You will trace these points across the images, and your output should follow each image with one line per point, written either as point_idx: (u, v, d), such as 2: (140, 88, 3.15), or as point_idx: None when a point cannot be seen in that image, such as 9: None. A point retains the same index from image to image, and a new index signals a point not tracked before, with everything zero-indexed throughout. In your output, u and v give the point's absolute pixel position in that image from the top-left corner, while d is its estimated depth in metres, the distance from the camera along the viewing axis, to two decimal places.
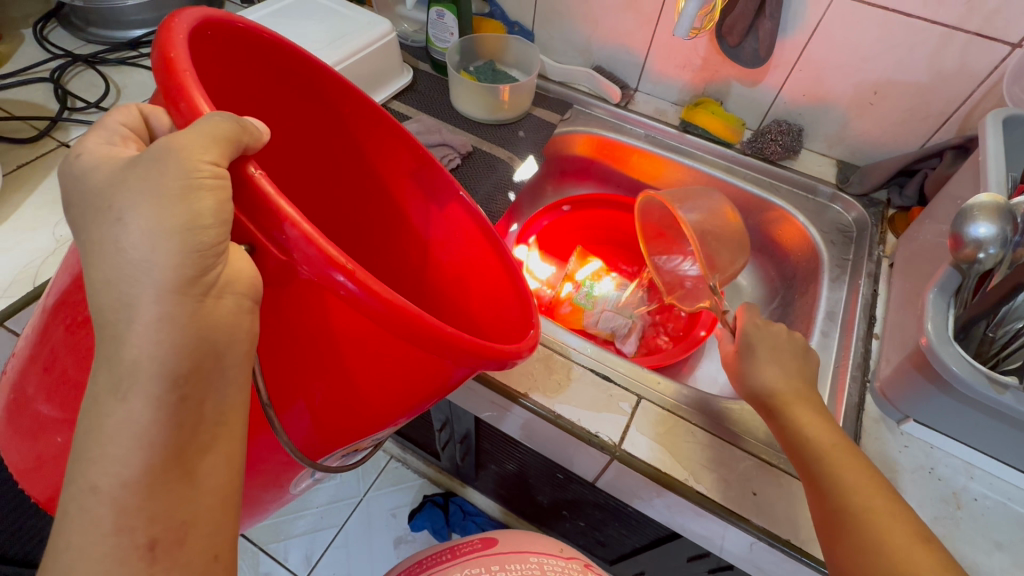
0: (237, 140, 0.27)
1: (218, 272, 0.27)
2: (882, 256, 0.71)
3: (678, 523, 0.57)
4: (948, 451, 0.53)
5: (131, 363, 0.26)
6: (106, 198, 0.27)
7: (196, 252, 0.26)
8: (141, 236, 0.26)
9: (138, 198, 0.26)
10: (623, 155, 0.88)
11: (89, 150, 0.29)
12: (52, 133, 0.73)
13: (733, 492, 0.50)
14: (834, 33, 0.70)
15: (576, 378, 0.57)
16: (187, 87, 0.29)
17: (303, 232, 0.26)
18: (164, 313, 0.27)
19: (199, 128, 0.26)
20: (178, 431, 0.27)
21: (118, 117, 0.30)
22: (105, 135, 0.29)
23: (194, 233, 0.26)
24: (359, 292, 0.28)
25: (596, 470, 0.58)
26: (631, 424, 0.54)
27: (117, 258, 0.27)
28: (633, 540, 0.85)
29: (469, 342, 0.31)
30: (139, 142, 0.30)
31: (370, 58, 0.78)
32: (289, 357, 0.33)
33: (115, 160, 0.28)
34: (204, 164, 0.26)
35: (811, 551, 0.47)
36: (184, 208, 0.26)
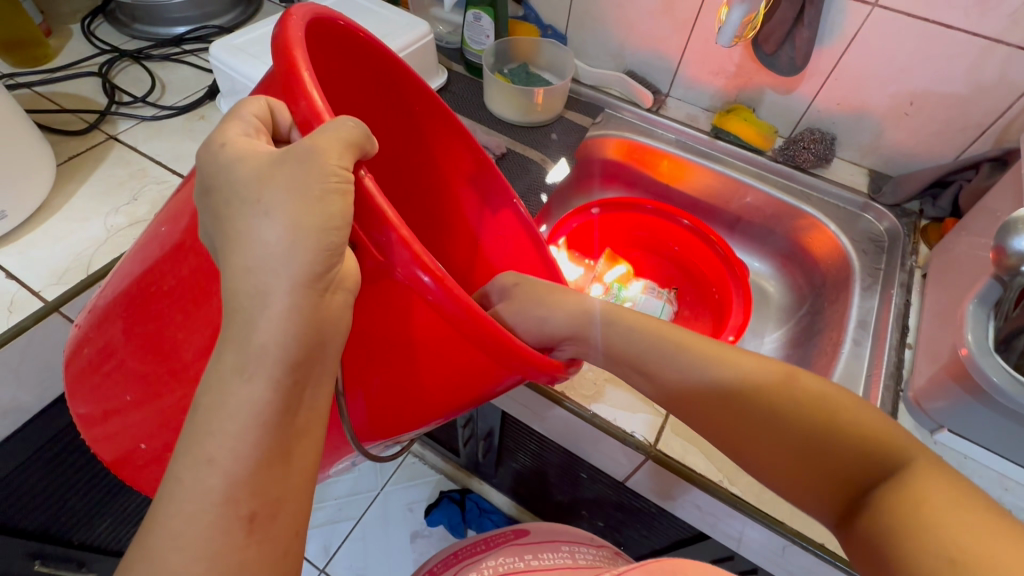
0: (362, 147, 0.29)
1: (337, 271, 0.28)
2: (914, 267, 0.71)
3: (707, 523, 0.57)
4: (982, 462, 0.53)
5: (262, 348, 0.28)
6: (255, 192, 0.28)
7: (326, 251, 0.28)
8: (275, 225, 0.27)
9: (285, 198, 0.28)
10: (653, 160, 0.89)
11: (230, 141, 0.30)
12: (101, 125, 0.76)
13: (769, 496, 0.50)
14: (873, 43, 0.71)
15: (611, 379, 0.58)
16: (305, 85, 0.29)
17: (402, 236, 0.28)
18: (293, 304, 0.28)
19: (331, 133, 0.28)
20: (287, 413, 0.28)
21: (251, 108, 0.31)
22: (242, 126, 0.30)
23: (329, 233, 0.27)
24: (444, 299, 0.29)
25: (627, 469, 0.59)
26: (666, 425, 0.55)
27: (241, 248, 0.28)
28: (654, 541, 0.86)
29: (532, 353, 0.33)
30: (268, 134, 0.31)
31: (408, 58, 0.80)
32: (362, 352, 0.35)
33: (258, 154, 0.29)
34: (337, 170, 0.27)
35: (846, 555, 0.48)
36: (321, 210, 0.27)
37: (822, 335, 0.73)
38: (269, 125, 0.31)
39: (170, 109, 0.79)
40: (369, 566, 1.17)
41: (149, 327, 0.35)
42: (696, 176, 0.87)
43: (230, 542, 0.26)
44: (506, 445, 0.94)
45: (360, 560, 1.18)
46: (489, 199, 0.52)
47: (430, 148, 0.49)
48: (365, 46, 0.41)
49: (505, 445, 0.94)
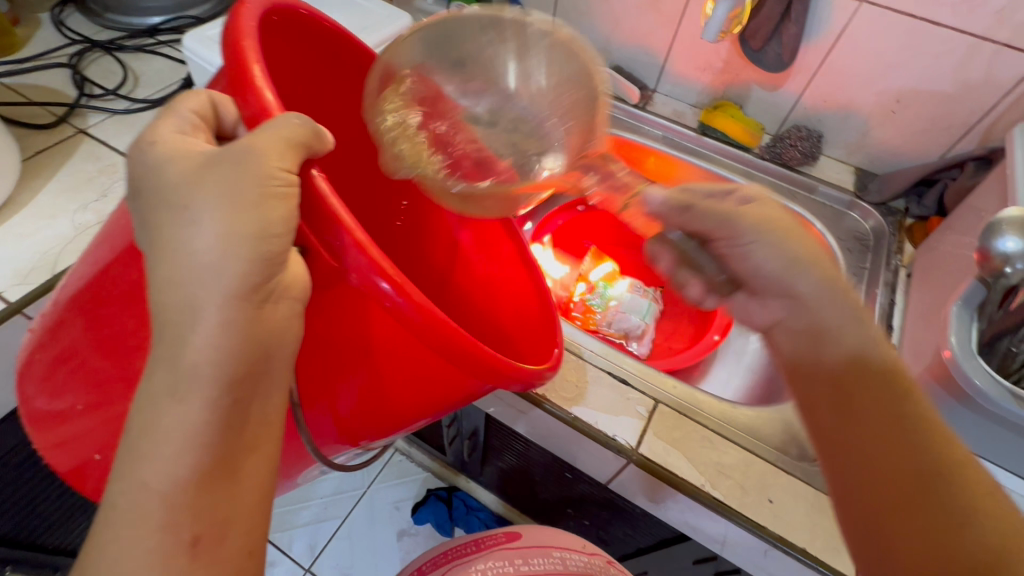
0: (309, 147, 0.28)
1: (278, 280, 0.28)
2: (899, 266, 0.70)
3: (690, 524, 0.57)
4: None
5: (192, 368, 0.27)
6: (180, 196, 0.27)
7: (264, 260, 0.27)
8: (205, 235, 0.26)
9: (213, 201, 0.26)
10: (640, 156, 0.87)
11: (163, 139, 0.28)
12: (70, 119, 0.73)
13: (751, 500, 0.50)
14: (860, 40, 0.70)
15: (592, 381, 0.57)
16: (255, 80, 0.29)
17: (356, 239, 0.28)
18: (226, 319, 0.27)
19: (274, 130, 0.27)
20: (227, 430, 0.28)
21: (189, 103, 0.29)
22: (177, 123, 0.29)
23: (264, 241, 0.26)
24: (403, 305, 0.28)
25: (610, 471, 0.58)
26: (648, 428, 0.54)
27: (171, 261, 0.27)
28: (638, 540, 0.85)
29: (500, 360, 0.32)
30: (208, 132, 0.30)
31: (390, 51, 0.78)
32: (324, 356, 0.35)
33: (190, 154, 0.28)
34: (279, 172, 0.26)
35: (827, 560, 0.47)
36: (257, 216, 0.26)
37: None
38: (210, 121, 0.30)
39: (142, 103, 0.77)
40: (355, 565, 1.16)
41: (103, 337, 0.34)
42: (681, 173, 0.85)
43: (170, 563, 0.26)
44: (492, 445, 0.93)
45: (346, 559, 1.17)
46: (471, 199, 0.49)
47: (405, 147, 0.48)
48: (331, 36, 0.39)
49: (491, 444, 0.93)
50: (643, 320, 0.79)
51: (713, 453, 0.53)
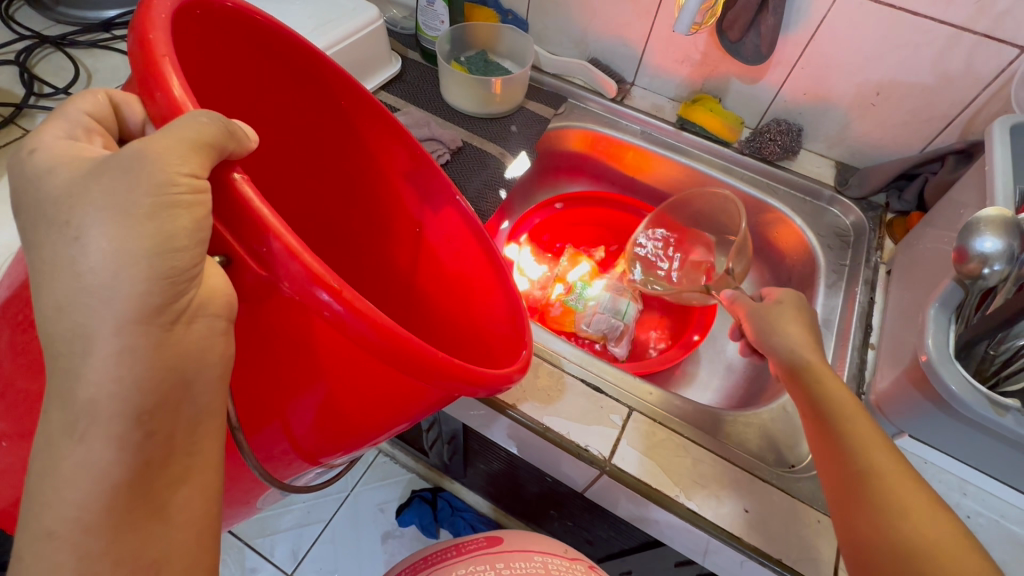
0: (221, 146, 0.26)
1: (189, 299, 0.26)
2: (879, 263, 0.69)
3: (662, 533, 0.55)
4: (942, 467, 0.52)
5: (88, 403, 0.25)
6: (65, 211, 0.26)
7: (168, 278, 0.25)
8: (105, 257, 0.25)
9: (102, 212, 0.25)
10: (618, 152, 0.85)
11: (45, 146, 0.27)
12: (17, 120, 0.69)
13: (726, 510, 0.49)
14: (838, 32, 0.68)
15: (567, 389, 0.55)
16: (164, 75, 0.26)
17: (287, 245, 0.25)
18: (125, 346, 0.26)
19: (175, 130, 0.25)
20: (145, 468, 0.27)
21: (82, 105, 0.28)
22: (66, 127, 0.28)
23: (167, 256, 0.25)
24: (346, 314, 0.26)
25: (584, 480, 0.57)
26: (622, 437, 0.52)
27: (78, 292, 0.25)
28: (620, 542, 0.84)
29: (458, 368, 0.29)
30: (106, 135, 0.29)
31: (356, 46, 0.75)
32: (265, 372, 0.32)
33: (78, 160, 0.26)
34: (181, 177, 0.25)
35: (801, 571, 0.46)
36: (157, 228, 0.25)
37: None
38: (109, 123, 0.29)
39: None
40: (339, 568, 1.15)
41: (20, 363, 0.31)
42: (663, 169, 0.84)
43: None
44: (470, 446, 0.91)
45: (329, 563, 1.15)
46: (430, 198, 0.46)
47: (362, 143, 0.45)
48: (263, 30, 0.36)
49: (470, 446, 0.90)
50: (622, 320, 0.76)
51: (691, 462, 0.51)
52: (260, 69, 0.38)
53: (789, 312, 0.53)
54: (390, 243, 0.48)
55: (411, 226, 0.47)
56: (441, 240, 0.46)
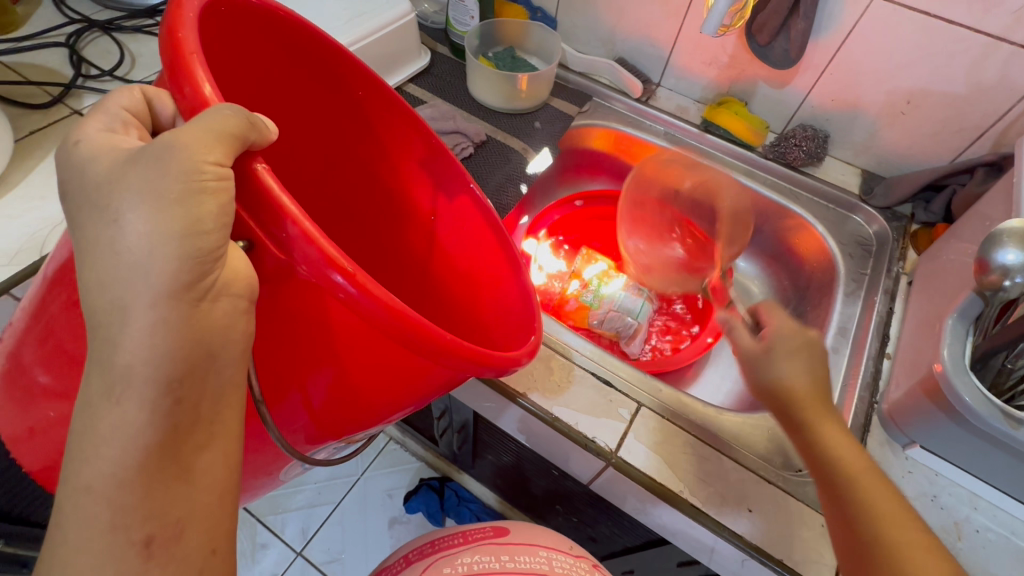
0: (244, 137, 0.28)
1: (214, 277, 0.28)
2: (900, 273, 0.69)
3: (666, 530, 0.56)
4: (953, 480, 0.51)
5: (125, 368, 0.27)
6: (105, 198, 0.28)
7: (194, 257, 0.27)
8: (143, 234, 0.27)
9: (137, 197, 0.27)
10: (640, 152, 0.86)
11: (88, 138, 0.29)
12: (65, 100, 0.73)
13: (729, 507, 0.49)
14: (870, 38, 0.67)
15: (576, 381, 0.56)
16: (193, 71, 0.28)
17: (304, 231, 0.26)
18: (158, 318, 0.27)
19: (203, 123, 0.26)
20: (172, 432, 0.29)
21: (121, 100, 0.30)
22: (106, 120, 0.30)
23: (194, 238, 0.27)
24: (359, 296, 0.27)
25: (590, 473, 0.57)
26: (629, 431, 0.53)
27: (119, 266, 0.27)
28: (624, 540, 0.85)
29: (468, 349, 0.31)
30: (142, 128, 0.31)
31: (387, 38, 0.76)
32: (285, 350, 0.34)
33: (115, 150, 0.28)
34: (207, 165, 0.26)
35: (803, 572, 0.47)
36: (185, 212, 0.26)
37: None
38: (144, 117, 0.31)
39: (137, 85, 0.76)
40: (346, 550, 1.17)
41: (66, 324, 0.34)
42: None
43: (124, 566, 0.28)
44: (480, 437, 0.93)
45: (337, 544, 1.18)
46: (444, 185, 0.47)
47: (377, 137, 0.47)
48: (283, 25, 0.38)
49: (481, 437, 0.92)
50: (635, 320, 0.78)
51: (695, 460, 0.52)
52: (281, 63, 0.40)
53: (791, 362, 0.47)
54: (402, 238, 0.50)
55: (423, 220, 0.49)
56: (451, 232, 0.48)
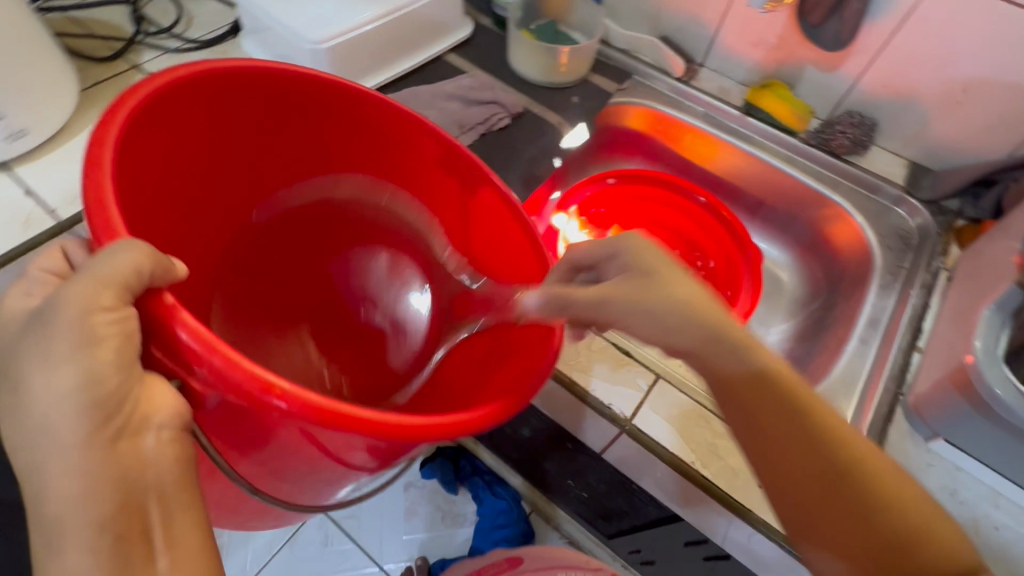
0: (140, 275, 0.31)
1: (129, 417, 0.32)
2: (941, 269, 0.67)
3: (675, 501, 0.57)
4: (976, 476, 0.50)
5: (54, 518, 0.30)
6: (10, 369, 0.31)
7: (99, 403, 0.31)
8: (57, 396, 0.30)
9: (38, 366, 0.30)
10: (678, 134, 0.85)
11: (10, 307, 0.34)
12: (126, 55, 0.76)
13: (738, 482, 0.50)
14: (929, 21, 0.65)
15: (596, 350, 0.57)
16: (107, 211, 0.33)
17: (223, 359, 0.31)
18: (80, 466, 0.31)
19: (90, 276, 0.30)
20: (119, 543, 0.31)
21: (41, 263, 0.35)
22: (27, 286, 0.34)
23: (95, 387, 0.30)
24: (290, 406, 0.31)
25: (604, 441, 0.58)
26: (646, 401, 0.54)
27: (38, 430, 0.31)
28: (634, 518, 0.86)
29: (413, 428, 0.34)
30: (61, 281, 0.35)
31: (432, 6, 0.77)
32: (244, 436, 0.38)
33: (21, 315, 0.33)
34: (102, 310, 0.30)
35: None
36: (85, 366, 0.30)
37: (829, 331, 0.70)
38: (62, 269, 0.35)
39: (193, 44, 0.79)
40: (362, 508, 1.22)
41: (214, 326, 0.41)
42: (722, 154, 0.83)
43: None
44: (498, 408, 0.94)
45: None
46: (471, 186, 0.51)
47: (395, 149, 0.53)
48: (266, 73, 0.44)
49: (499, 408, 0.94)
50: None
51: (708, 434, 0.52)
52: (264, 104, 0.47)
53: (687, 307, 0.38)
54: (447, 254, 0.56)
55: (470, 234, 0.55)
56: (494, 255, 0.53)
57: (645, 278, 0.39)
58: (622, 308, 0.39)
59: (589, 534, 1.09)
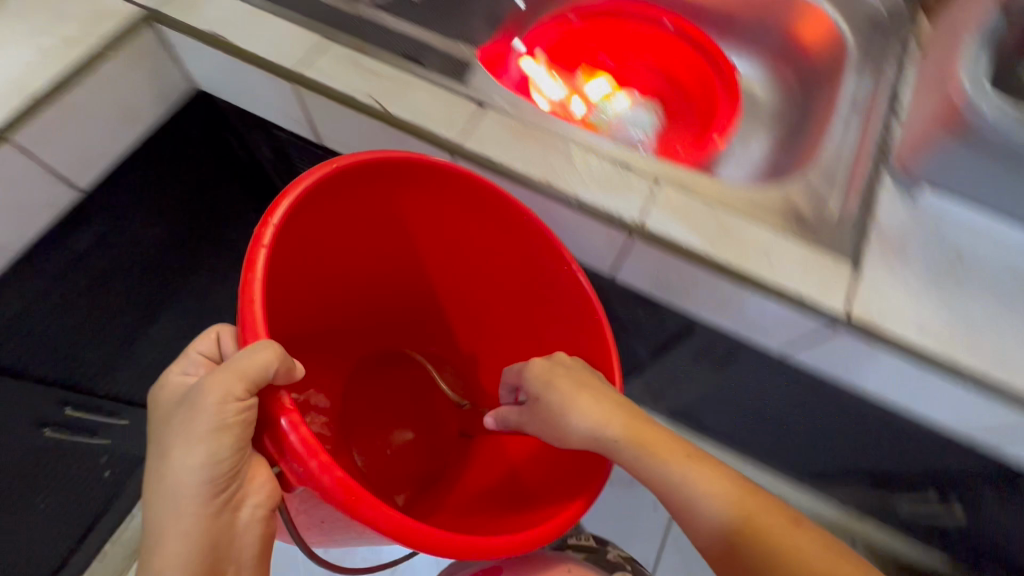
0: (261, 375, 0.44)
1: (234, 488, 0.45)
2: (910, 37, 0.67)
3: (692, 300, 0.60)
4: (953, 215, 0.55)
5: (161, 563, 0.43)
6: (162, 433, 0.45)
7: (218, 471, 0.44)
8: (188, 464, 0.43)
9: (181, 440, 0.44)
10: None
11: (175, 378, 0.50)
12: None
13: (748, 257, 0.53)
14: None
15: (596, 166, 0.57)
16: (255, 324, 0.47)
17: (322, 461, 0.43)
18: (186, 527, 0.44)
19: (230, 368, 0.44)
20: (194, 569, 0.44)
21: (202, 347, 0.51)
22: (190, 363, 0.50)
23: (217, 462, 0.44)
24: (365, 518, 0.43)
25: (617, 258, 0.60)
26: (652, 204, 0.55)
27: (165, 482, 0.44)
28: (644, 351, 0.93)
29: (477, 552, 0.47)
30: (208, 364, 0.51)
31: None
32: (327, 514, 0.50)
33: (179, 393, 0.48)
34: (234, 398, 0.44)
35: (821, 301, 0.50)
36: (214, 442, 0.44)
37: (808, 128, 0.72)
38: (214, 353, 0.51)
39: None
40: None
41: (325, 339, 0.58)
42: None
43: None
44: None
45: None
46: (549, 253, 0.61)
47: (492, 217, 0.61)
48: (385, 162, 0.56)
49: None
50: (643, 130, 0.77)
51: (709, 218, 0.54)
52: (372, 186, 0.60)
53: (602, 407, 0.54)
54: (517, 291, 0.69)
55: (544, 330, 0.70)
56: (558, 311, 0.66)
57: (558, 373, 0.57)
58: (573, 415, 0.54)
59: None
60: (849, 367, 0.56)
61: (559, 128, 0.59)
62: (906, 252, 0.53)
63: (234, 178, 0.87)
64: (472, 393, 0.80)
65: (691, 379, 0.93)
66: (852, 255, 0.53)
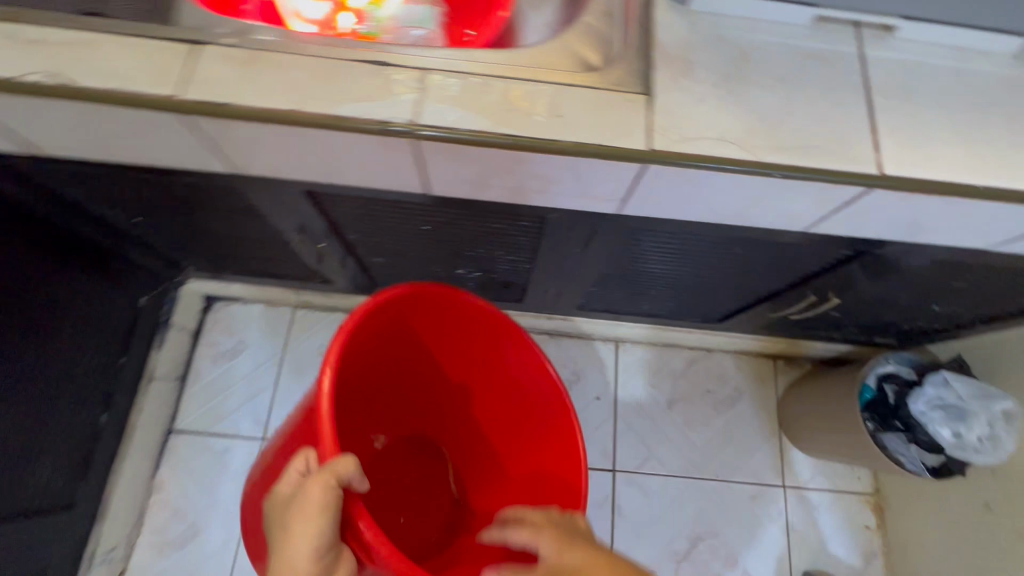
0: (342, 479, 0.61)
1: (331, 562, 0.62)
2: None
3: (511, 182, 0.61)
4: (721, 16, 0.61)
5: None
6: (285, 520, 0.62)
7: (320, 553, 0.60)
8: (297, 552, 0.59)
9: (297, 533, 0.60)
10: None
11: (283, 486, 0.66)
12: None
13: (521, 119, 0.54)
14: None
15: (356, 79, 0.56)
16: (326, 442, 0.64)
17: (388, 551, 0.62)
18: None
19: (324, 475, 0.61)
20: None
21: (297, 460, 0.67)
22: (291, 474, 0.66)
23: (317, 546, 0.60)
24: None
25: (421, 168, 0.60)
26: (426, 100, 0.55)
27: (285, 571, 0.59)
28: (522, 262, 0.92)
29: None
30: (302, 470, 0.66)
31: None
32: None
33: (286, 494, 0.64)
34: (329, 499, 0.60)
35: (618, 144, 0.53)
36: (316, 530, 0.60)
37: None
38: (302, 462, 0.66)
39: None
40: None
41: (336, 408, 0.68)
42: None
43: None
44: (347, 239, 0.90)
45: None
46: (524, 356, 0.82)
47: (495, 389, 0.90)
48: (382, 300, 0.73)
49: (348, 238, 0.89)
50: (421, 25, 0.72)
51: (499, 100, 0.55)
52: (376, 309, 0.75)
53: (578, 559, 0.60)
54: (518, 429, 0.90)
55: (535, 421, 0.87)
56: (541, 410, 0.86)
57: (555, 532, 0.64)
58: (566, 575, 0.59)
59: (509, 306, 1.20)
60: (659, 198, 0.60)
61: (302, 53, 0.57)
62: (696, 61, 0.57)
63: (18, 231, 0.82)
64: (483, 473, 0.96)
65: (579, 271, 0.92)
66: (644, 87, 0.56)
